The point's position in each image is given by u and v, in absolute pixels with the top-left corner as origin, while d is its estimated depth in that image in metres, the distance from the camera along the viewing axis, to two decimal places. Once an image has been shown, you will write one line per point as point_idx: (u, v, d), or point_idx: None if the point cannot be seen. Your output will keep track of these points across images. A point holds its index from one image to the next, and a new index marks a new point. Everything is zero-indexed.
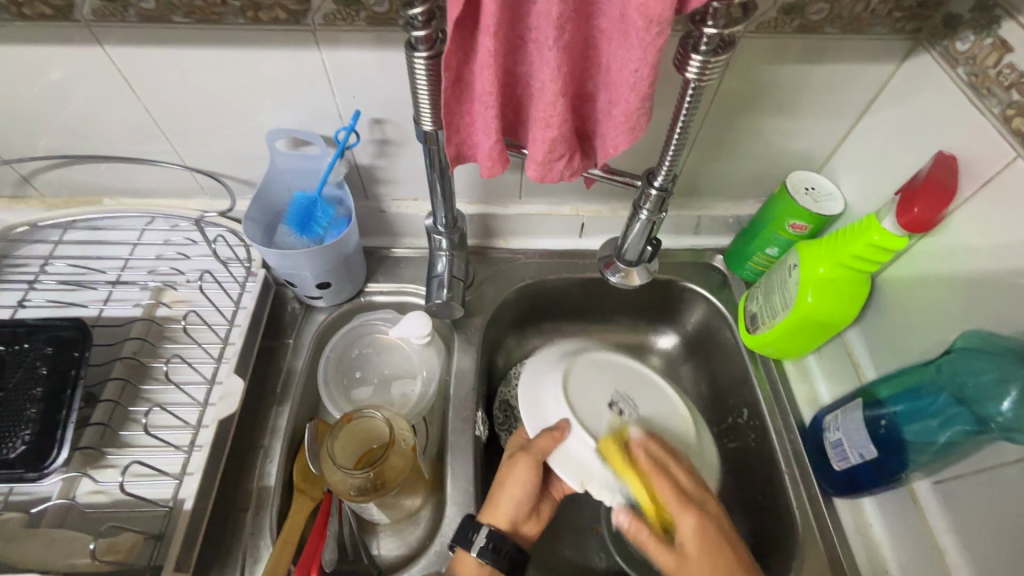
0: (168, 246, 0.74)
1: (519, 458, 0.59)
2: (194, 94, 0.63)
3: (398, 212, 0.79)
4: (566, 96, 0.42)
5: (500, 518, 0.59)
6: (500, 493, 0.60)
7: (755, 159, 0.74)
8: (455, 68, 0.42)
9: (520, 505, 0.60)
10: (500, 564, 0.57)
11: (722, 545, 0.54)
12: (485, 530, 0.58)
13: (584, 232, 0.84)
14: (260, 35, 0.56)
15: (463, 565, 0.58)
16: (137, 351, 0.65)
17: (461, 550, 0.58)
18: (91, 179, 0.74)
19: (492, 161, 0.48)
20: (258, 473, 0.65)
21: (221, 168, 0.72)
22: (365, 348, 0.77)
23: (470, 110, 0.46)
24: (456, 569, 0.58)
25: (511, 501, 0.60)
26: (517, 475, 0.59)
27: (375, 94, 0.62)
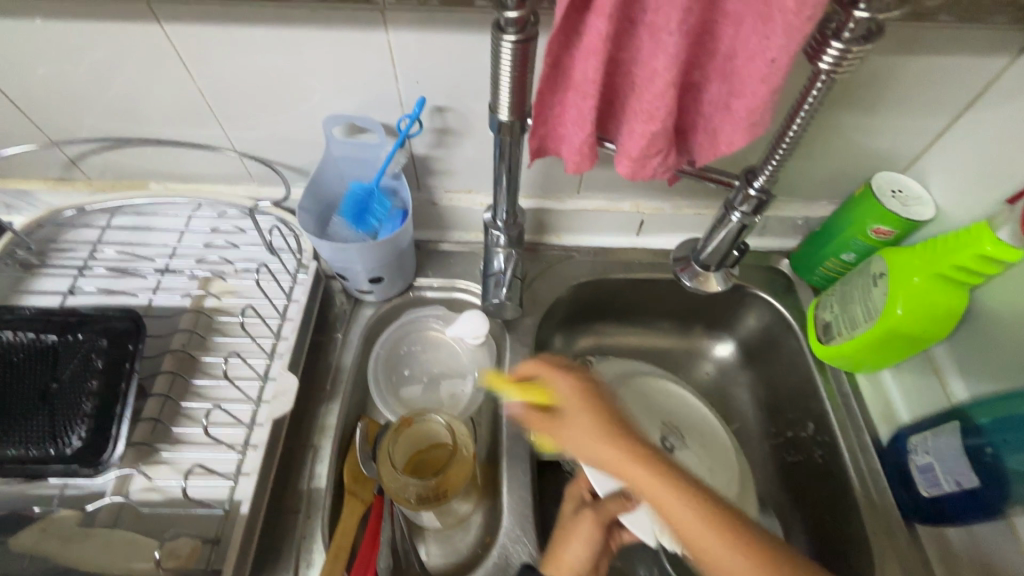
0: (216, 233, 0.72)
1: (586, 516, 0.58)
2: (250, 76, 0.59)
3: (450, 205, 0.76)
4: (676, 87, 0.38)
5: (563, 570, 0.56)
6: (565, 548, 0.57)
7: (836, 158, 0.69)
8: (555, 53, 0.38)
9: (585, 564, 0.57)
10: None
11: (639, 453, 0.44)
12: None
13: (641, 230, 0.80)
14: (326, 13, 0.53)
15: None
16: (186, 343, 0.63)
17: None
18: (139, 162, 0.71)
19: (580, 157, 0.44)
20: (308, 475, 0.62)
21: (271, 153, 0.69)
22: (414, 345, 0.74)
23: (562, 100, 0.42)
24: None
25: (577, 559, 0.57)
26: (582, 532, 0.57)
27: (440, 80, 0.59)
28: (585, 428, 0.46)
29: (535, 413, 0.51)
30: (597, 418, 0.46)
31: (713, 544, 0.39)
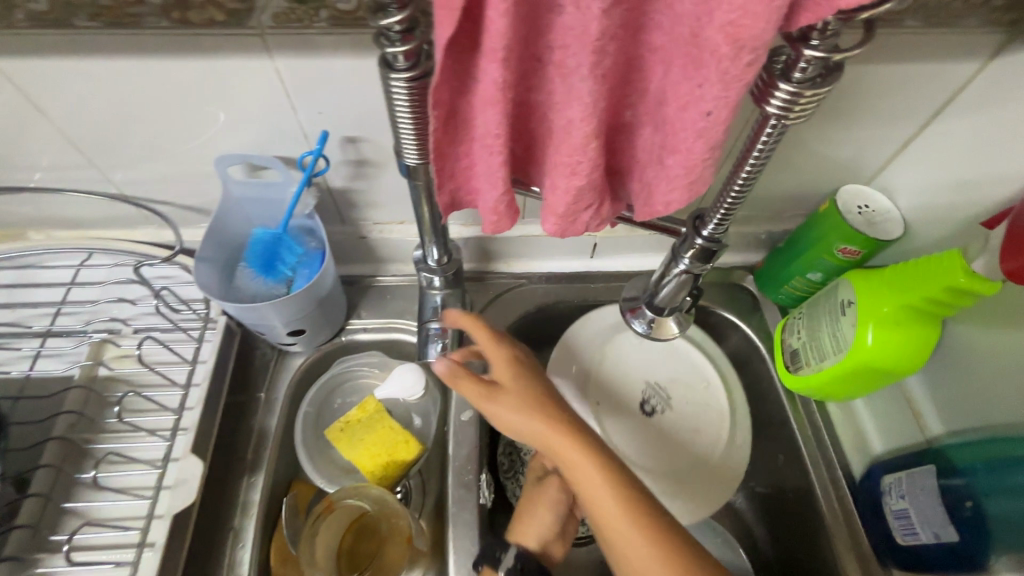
0: (108, 287, 0.62)
1: (552, 484, 0.63)
2: (118, 114, 0.50)
3: (381, 238, 0.67)
4: (600, 137, 0.32)
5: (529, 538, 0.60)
6: (529, 516, 0.61)
7: (799, 172, 0.63)
8: (449, 101, 0.31)
9: (547, 530, 0.61)
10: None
11: (574, 439, 0.50)
12: (513, 549, 0.57)
13: (595, 252, 0.73)
14: (193, 39, 0.44)
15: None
16: (72, 426, 0.55)
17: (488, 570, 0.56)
18: (9, 209, 0.60)
19: (498, 215, 0.37)
20: (229, 562, 0.55)
21: (163, 195, 0.59)
22: (349, 396, 0.67)
23: (468, 151, 0.35)
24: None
25: (540, 525, 0.61)
26: (547, 498, 0.62)
27: (346, 108, 0.50)
28: (524, 420, 0.50)
29: (468, 374, 0.52)
30: (525, 410, 0.51)
31: (629, 531, 0.47)
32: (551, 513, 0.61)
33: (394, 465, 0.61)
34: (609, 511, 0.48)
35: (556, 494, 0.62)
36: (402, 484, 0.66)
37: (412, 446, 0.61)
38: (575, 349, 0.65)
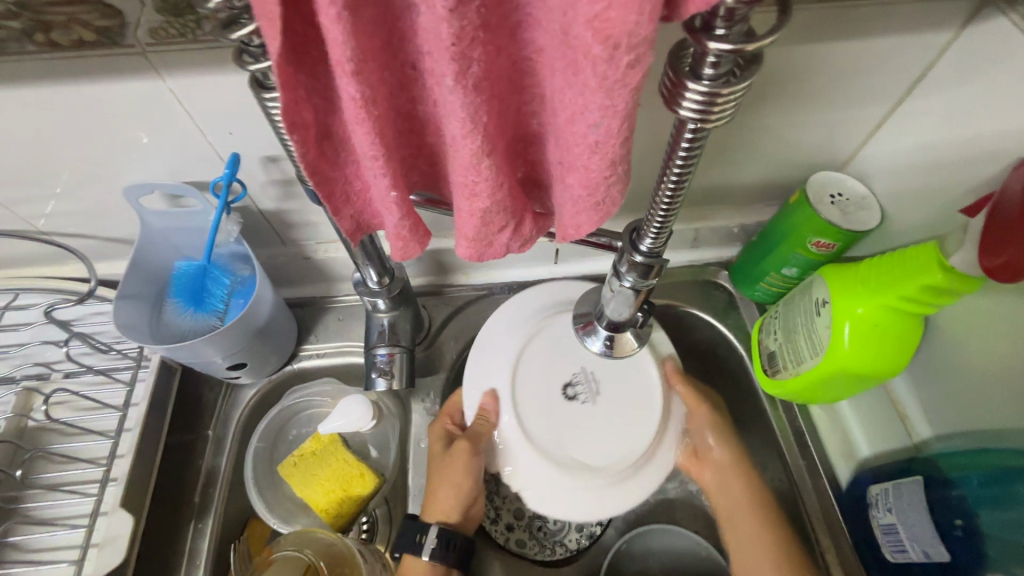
0: (36, 330, 0.59)
1: (461, 450, 0.55)
2: (11, 152, 0.46)
3: (326, 258, 0.63)
4: (495, 153, 0.27)
5: (448, 515, 0.55)
6: (439, 490, 0.55)
7: (766, 161, 0.58)
8: (316, 122, 0.27)
9: (461, 500, 0.55)
10: (451, 562, 0.52)
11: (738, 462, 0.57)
12: (435, 529, 0.53)
13: (559, 257, 0.69)
14: (68, 64, 0.40)
15: (410, 570, 0.52)
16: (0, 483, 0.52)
17: (409, 555, 0.53)
18: None
19: (403, 242, 0.33)
20: None
21: (80, 230, 0.55)
22: (304, 428, 0.63)
23: (358, 173, 0.30)
24: None
25: (450, 501, 0.55)
26: (453, 471, 0.55)
27: (256, 125, 0.46)
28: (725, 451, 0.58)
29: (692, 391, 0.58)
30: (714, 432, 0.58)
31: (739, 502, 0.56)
32: (457, 483, 0.55)
33: (349, 500, 0.57)
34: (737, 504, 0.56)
35: (462, 463, 0.55)
36: (367, 514, 0.63)
37: (368, 480, 0.58)
38: (503, 323, 0.58)
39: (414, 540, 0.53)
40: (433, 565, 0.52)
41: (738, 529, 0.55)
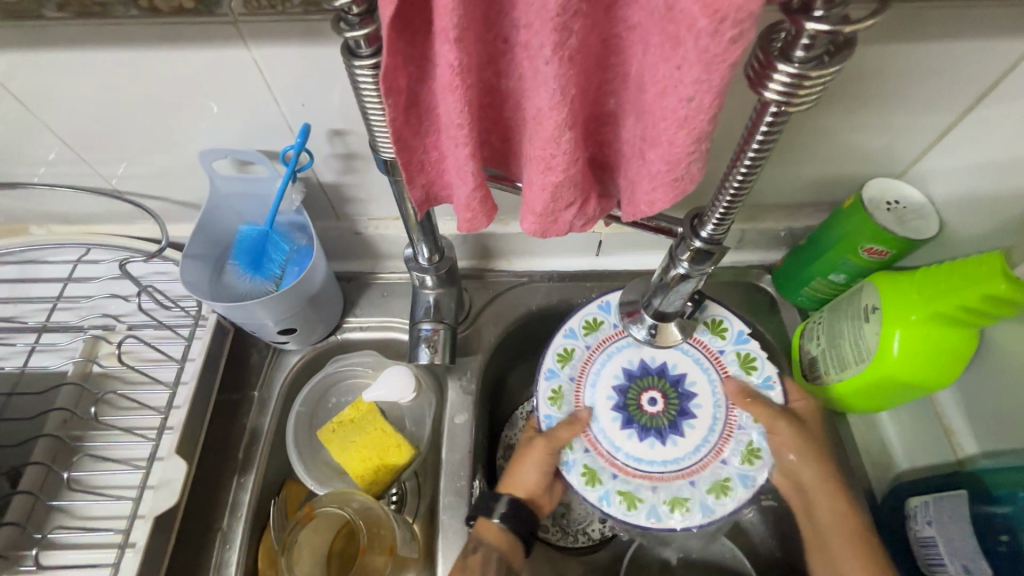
0: (103, 283, 0.62)
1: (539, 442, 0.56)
2: (101, 113, 0.49)
3: (377, 234, 0.65)
4: (575, 128, 0.28)
5: (517, 490, 0.56)
6: (518, 467, 0.57)
7: (822, 164, 0.58)
8: (408, 89, 0.28)
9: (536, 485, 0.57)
10: (521, 531, 0.54)
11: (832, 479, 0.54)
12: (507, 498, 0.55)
13: (602, 249, 0.69)
14: (165, 30, 0.42)
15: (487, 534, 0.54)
16: (64, 423, 0.55)
17: (484, 518, 0.54)
18: (12, 203, 0.59)
19: (472, 213, 0.34)
20: (214, 563, 0.54)
21: (151, 191, 0.58)
22: (344, 397, 0.65)
23: (437, 142, 0.32)
24: (481, 537, 0.53)
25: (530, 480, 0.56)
26: (535, 459, 0.56)
27: (329, 99, 0.48)
28: (816, 472, 0.54)
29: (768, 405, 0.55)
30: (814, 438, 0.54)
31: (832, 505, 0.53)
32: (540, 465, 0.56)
33: (384, 468, 0.59)
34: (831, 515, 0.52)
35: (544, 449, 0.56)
36: (397, 486, 0.64)
37: (404, 450, 0.59)
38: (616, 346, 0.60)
39: (487, 505, 0.55)
40: (505, 531, 0.54)
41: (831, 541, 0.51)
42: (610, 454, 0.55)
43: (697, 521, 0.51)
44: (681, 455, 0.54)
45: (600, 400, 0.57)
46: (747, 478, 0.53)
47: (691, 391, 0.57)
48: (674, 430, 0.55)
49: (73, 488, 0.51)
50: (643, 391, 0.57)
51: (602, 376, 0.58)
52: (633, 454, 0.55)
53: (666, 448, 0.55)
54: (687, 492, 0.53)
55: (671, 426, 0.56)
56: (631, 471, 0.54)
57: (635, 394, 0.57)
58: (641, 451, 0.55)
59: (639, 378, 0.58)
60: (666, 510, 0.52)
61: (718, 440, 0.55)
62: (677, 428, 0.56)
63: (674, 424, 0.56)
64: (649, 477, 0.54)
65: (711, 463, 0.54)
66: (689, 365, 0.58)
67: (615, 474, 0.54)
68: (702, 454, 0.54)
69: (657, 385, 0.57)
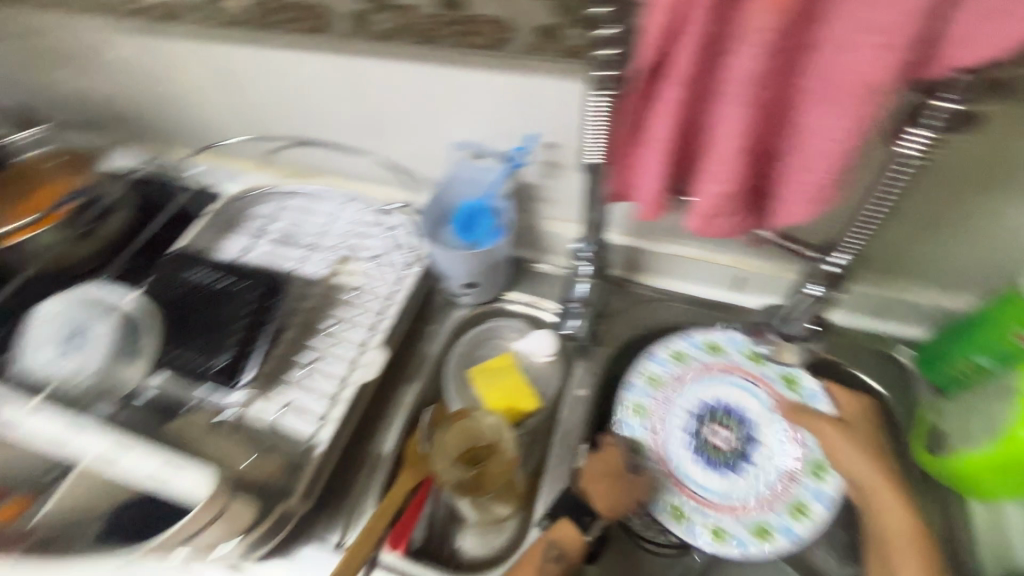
0: (354, 223, 0.87)
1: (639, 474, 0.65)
2: (403, 104, 0.72)
3: (549, 231, 0.81)
4: (746, 155, 0.40)
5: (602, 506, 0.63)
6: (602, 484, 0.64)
7: (979, 248, 0.61)
8: (634, 112, 0.43)
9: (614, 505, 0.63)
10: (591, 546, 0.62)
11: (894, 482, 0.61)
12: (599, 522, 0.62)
13: (737, 286, 0.78)
14: (468, 56, 0.63)
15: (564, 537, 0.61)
16: (312, 307, 0.77)
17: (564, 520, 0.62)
18: (320, 159, 0.90)
19: (649, 207, 0.47)
20: (379, 438, 0.72)
21: (408, 164, 0.81)
22: (491, 350, 0.82)
23: (638, 153, 0.46)
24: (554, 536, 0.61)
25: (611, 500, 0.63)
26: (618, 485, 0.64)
27: (554, 119, 0.66)
28: (873, 472, 0.61)
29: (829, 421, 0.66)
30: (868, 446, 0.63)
31: (889, 502, 0.59)
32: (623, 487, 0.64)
33: (514, 411, 0.72)
34: (890, 512, 0.59)
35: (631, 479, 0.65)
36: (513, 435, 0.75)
37: (532, 400, 0.72)
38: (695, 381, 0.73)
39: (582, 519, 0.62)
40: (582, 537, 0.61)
41: (885, 528, 0.58)
42: (686, 487, 0.67)
43: (782, 546, 0.62)
44: (759, 483, 0.66)
45: (676, 427, 0.70)
46: (820, 494, 0.64)
47: (751, 420, 0.70)
48: (745, 464, 0.67)
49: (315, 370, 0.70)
50: (715, 427, 0.70)
51: (672, 424, 0.70)
52: (706, 485, 0.67)
53: (737, 480, 0.66)
54: (770, 520, 0.64)
55: (740, 459, 0.68)
56: (705, 497, 0.66)
57: (707, 429, 0.70)
58: (710, 480, 0.67)
59: (716, 413, 0.70)
60: (752, 539, 0.63)
61: (780, 484, 0.66)
62: (746, 459, 0.68)
63: (742, 457, 0.68)
64: (732, 511, 0.65)
65: (787, 486, 0.65)
66: (759, 410, 0.70)
67: (683, 494, 0.66)
68: (777, 479, 0.66)
69: (728, 424, 0.70)
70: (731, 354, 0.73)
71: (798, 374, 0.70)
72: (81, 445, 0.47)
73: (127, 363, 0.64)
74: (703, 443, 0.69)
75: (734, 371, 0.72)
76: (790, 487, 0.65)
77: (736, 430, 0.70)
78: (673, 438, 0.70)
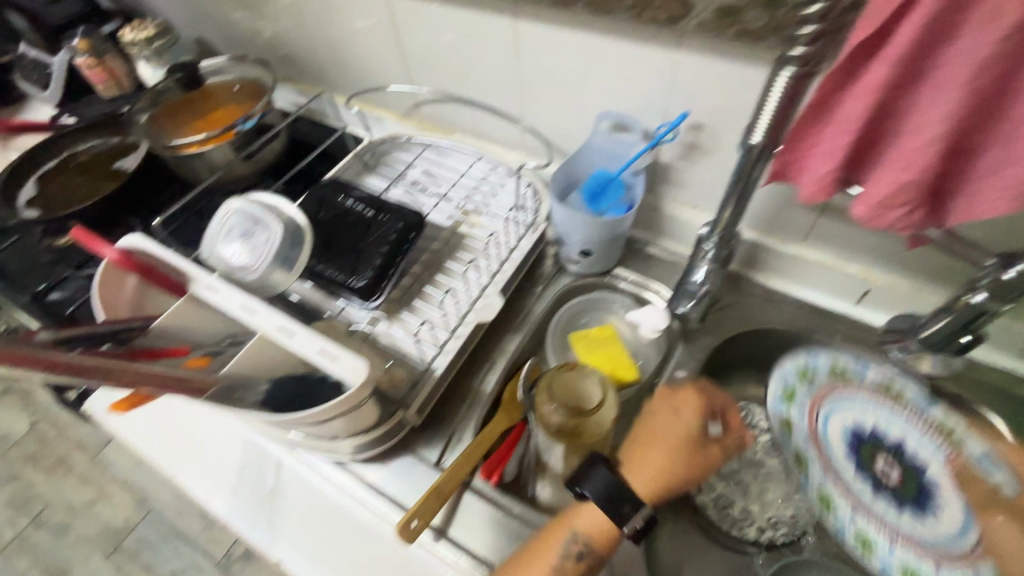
0: (482, 180, 0.92)
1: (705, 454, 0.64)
2: (556, 72, 0.76)
3: (672, 214, 0.82)
4: (944, 145, 0.40)
5: (639, 487, 0.63)
6: (639, 466, 0.64)
7: None
8: (827, 90, 0.44)
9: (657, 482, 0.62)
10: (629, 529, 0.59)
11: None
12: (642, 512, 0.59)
13: (862, 299, 0.76)
14: (636, 30, 0.65)
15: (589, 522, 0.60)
16: (438, 249, 0.84)
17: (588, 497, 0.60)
18: (459, 116, 0.96)
19: (817, 188, 0.48)
20: (481, 379, 0.77)
21: (546, 129, 0.85)
22: (593, 319, 0.85)
23: (819, 133, 0.47)
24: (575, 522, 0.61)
25: (648, 480, 0.63)
26: (650, 464, 0.64)
27: (709, 101, 0.67)
28: None
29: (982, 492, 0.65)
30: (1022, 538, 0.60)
31: None
32: (671, 458, 0.63)
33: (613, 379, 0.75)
34: None
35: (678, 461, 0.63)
36: None
37: (632, 371, 0.75)
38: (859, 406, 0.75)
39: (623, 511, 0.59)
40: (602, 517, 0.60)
41: None
42: (880, 524, 0.69)
43: None
44: (922, 516, 0.67)
45: (836, 453, 0.74)
46: (961, 534, 0.65)
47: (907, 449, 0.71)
48: (919, 506, 0.68)
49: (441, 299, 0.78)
50: (868, 451, 0.73)
51: (826, 436, 0.75)
52: (925, 535, 0.67)
53: (933, 522, 0.67)
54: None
55: (903, 490, 0.70)
56: (866, 512, 0.70)
57: (867, 459, 0.73)
58: (881, 510, 0.70)
59: (868, 444, 0.73)
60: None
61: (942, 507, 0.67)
62: (906, 489, 0.69)
63: (926, 494, 0.68)
64: (936, 557, 0.65)
65: (951, 526, 0.66)
66: (921, 446, 0.70)
67: (858, 514, 0.70)
68: (939, 516, 0.67)
69: (887, 455, 0.72)
70: (857, 380, 0.75)
71: (899, 384, 0.73)
72: (261, 322, 0.56)
73: (283, 270, 0.71)
74: (877, 476, 0.72)
75: (880, 401, 0.74)
76: (971, 547, 0.64)
77: (898, 460, 0.71)
78: (835, 462, 0.74)
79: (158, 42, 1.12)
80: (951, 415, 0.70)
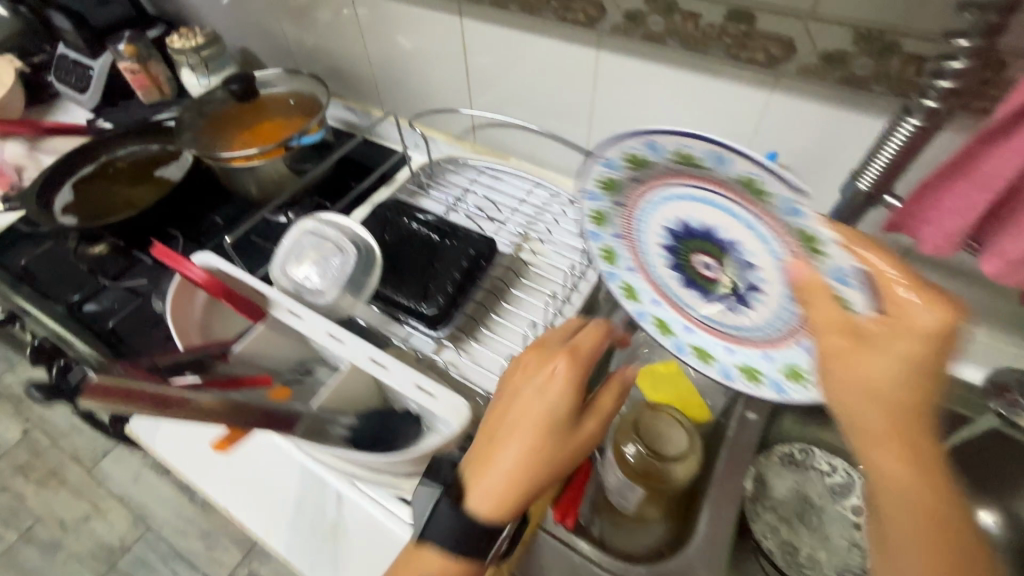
0: (540, 207, 0.91)
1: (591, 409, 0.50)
2: (633, 105, 0.76)
3: None
4: None
5: (484, 505, 0.46)
6: (484, 472, 0.47)
7: None
8: (972, 144, 0.44)
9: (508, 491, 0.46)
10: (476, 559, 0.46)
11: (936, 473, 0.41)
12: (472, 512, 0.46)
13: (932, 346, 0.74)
14: (727, 69, 0.65)
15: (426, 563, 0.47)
16: (501, 275, 0.82)
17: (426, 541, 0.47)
18: (516, 142, 0.95)
19: (943, 242, 0.48)
20: None
21: None
22: (654, 354, 0.83)
23: (949, 186, 0.46)
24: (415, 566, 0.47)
25: (491, 478, 0.46)
26: (503, 456, 0.47)
27: (795, 142, 0.67)
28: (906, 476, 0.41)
29: (838, 316, 0.43)
30: (926, 369, 0.40)
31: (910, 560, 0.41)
32: (532, 458, 0.46)
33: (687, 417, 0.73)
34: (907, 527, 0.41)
35: (515, 438, 0.47)
36: None
37: (705, 411, 0.74)
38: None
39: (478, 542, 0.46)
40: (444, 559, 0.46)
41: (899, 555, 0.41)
42: None
43: None
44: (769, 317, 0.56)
45: (652, 243, 0.61)
46: (782, 388, 0.59)
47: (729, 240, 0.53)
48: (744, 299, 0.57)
49: (506, 328, 0.77)
50: (693, 252, 0.57)
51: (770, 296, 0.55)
52: None
53: None
54: None
55: (740, 292, 0.57)
56: (701, 327, 0.64)
57: (687, 254, 0.58)
58: (702, 309, 0.62)
59: (688, 240, 0.56)
60: None
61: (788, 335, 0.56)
62: (748, 296, 0.56)
63: None
64: None
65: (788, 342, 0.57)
66: (745, 236, 0.51)
67: (667, 306, 0.65)
68: (773, 325, 0.56)
69: (719, 258, 0.56)
70: (777, 212, 0.47)
71: (809, 232, 0.45)
72: (350, 353, 0.54)
73: (351, 297, 0.68)
74: None
75: (738, 198, 0.49)
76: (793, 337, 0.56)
77: (722, 256, 0.55)
78: (647, 252, 0.62)
79: (206, 51, 1.09)
80: (852, 256, 0.43)
